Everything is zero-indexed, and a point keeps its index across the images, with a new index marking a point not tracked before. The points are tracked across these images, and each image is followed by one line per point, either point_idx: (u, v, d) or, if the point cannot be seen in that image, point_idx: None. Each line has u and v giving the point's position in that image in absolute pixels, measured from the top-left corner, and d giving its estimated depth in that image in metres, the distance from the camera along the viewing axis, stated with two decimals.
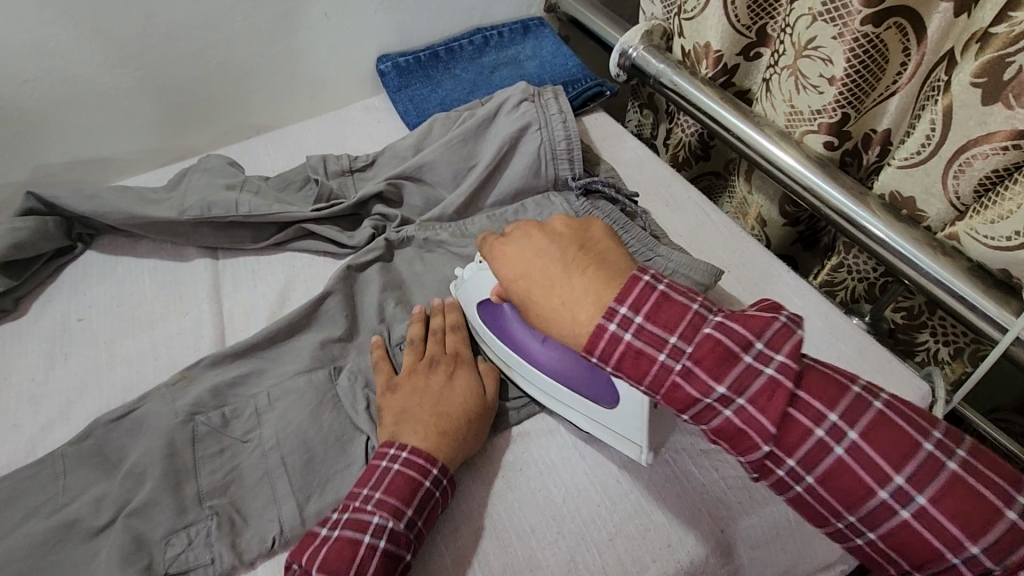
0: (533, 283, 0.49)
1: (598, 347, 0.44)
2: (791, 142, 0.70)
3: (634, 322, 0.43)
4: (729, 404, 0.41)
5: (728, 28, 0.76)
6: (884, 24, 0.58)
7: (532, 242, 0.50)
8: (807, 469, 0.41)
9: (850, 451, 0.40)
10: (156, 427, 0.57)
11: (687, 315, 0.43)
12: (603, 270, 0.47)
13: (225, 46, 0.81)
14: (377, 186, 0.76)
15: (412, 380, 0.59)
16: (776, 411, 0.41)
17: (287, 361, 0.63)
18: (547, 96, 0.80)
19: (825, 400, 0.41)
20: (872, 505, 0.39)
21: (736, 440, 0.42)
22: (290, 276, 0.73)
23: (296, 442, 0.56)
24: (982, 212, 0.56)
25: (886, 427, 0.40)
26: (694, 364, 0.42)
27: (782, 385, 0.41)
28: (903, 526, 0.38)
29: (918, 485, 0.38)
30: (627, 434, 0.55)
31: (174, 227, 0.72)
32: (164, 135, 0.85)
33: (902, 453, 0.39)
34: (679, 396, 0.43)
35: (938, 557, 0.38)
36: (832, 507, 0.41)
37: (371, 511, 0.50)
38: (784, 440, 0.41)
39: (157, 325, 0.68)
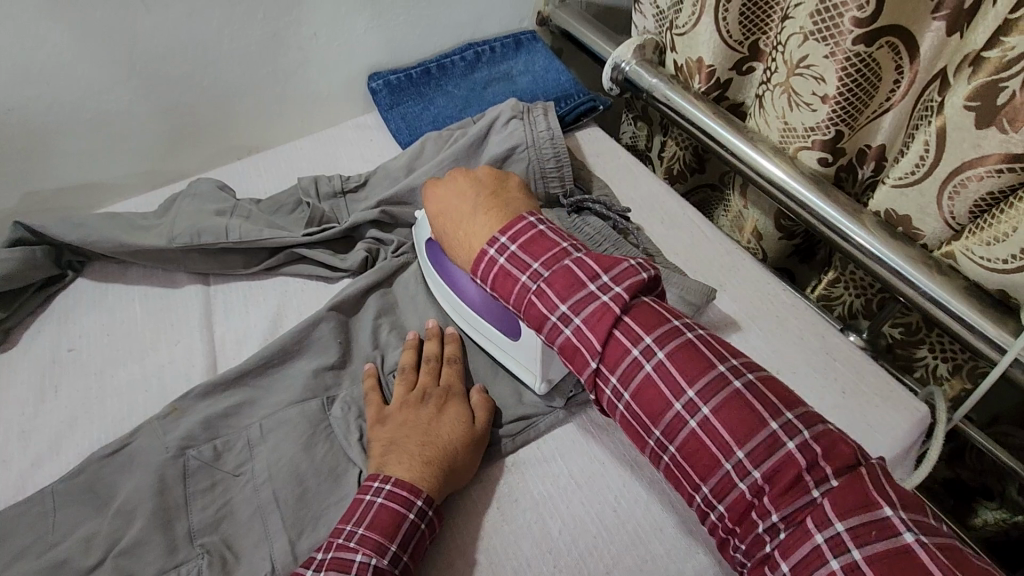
0: (449, 216, 0.63)
1: (479, 268, 0.56)
2: (785, 158, 0.70)
3: (509, 249, 0.55)
4: (569, 322, 0.52)
5: (720, 43, 0.76)
6: (876, 43, 0.58)
7: (457, 188, 0.64)
8: (623, 383, 0.50)
9: (656, 368, 0.49)
10: (147, 462, 0.56)
11: (554, 251, 0.55)
12: (501, 213, 0.60)
13: (214, 68, 0.81)
14: (371, 212, 0.75)
15: (402, 413, 0.58)
16: (602, 330, 0.50)
17: (280, 390, 0.63)
18: (537, 113, 0.80)
19: (646, 327, 0.50)
20: (668, 417, 0.47)
21: (573, 356, 0.52)
22: (283, 302, 0.72)
23: (289, 476, 0.56)
24: (976, 233, 0.56)
25: (690, 352, 0.49)
26: (547, 286, 0.53)
27: (611, 309, 0.51)
28: (690, 434, 0.47)
29: (705, 397, 0.47)
30: (530, 365, 0.61)
31: (164, 254, 0.72)
32: (154, 158, 0.85)
33: (696, 371, 0.48)
34: (534, 312, 0.53)
35: (716, 464, 0.45)
36: (643, 421, 0.49)
37: (354, 549, 0.49)
38: (609, 357, 0.50)
39: (148, 354, 0.68)
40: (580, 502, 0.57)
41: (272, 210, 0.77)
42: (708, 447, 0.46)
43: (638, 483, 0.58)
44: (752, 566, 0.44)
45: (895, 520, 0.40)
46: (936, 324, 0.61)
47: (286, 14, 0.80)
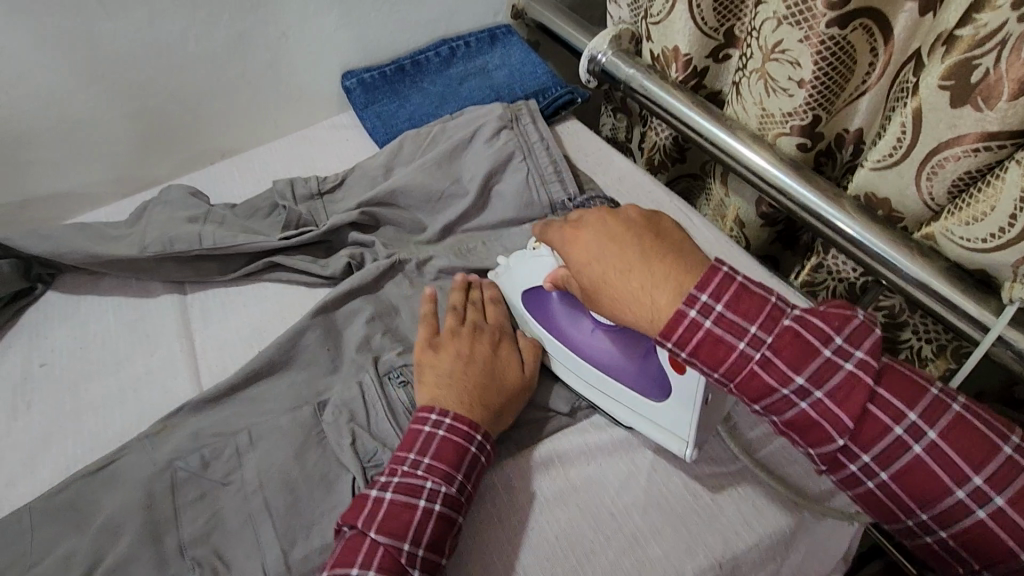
0: (610, 268, 0.52)
1: (678, 334, 0.48)
2: (763, 144, 0.69)
3: (716, 310, 0.47)
4: (808, 397, 0.46)
5: (695, 31, 0.75)
6: (850, 26, 0.58)
7: (608, 231, 0.54)
8: (882, 465, 0.46)
9: (929, 450, 0.45)
10: (133, 477, 0.55)
11: (766, 307, 0.48)
12: (676, 261, 0.51)
13: (181, 71, 0.79)
14: (349, 215, 0.74)
15: (455, 345, 0.61)
16: (854, 407, 0.46)
17: (264, 399, 0.62)
18: (525, 119, 0.81)
19: (904, 400, 0.46)
20: (948, 502, 0.45)
21: (810, 431, 0.47)
22: (263, 308, 0.70)
23: (279, 484, 0.55)
24: (956, 213, 0.55)
25: (962, 429, 0.45)
26: (774, 355, 0.47)
27: (862, 380, 0.45)
28: (975, 522, 0.44)
29: (996, 486, 0.44)
30: (672, 428, 0.57)
31: (136, 263, 0.70)
32: (125, 165, 0.83)
33: (980, 455, 0.44)
34: (758, 384, 0.48)
35: (1006, 551, 0.43)
36: (903, 502, 0.46)
37: (422, 477, 0.52)
38: (862, 436, 0.46)
39: (123, 366, 0.66)
40: (578, 506, 0.57)
41: (246, 215, 0.75)
42: (1000, 537, 0.43)
43: (634, 483, 0.58)
44: None
45: None
46: (917, 305, 0.61)
47: (253, 14, 0.78)
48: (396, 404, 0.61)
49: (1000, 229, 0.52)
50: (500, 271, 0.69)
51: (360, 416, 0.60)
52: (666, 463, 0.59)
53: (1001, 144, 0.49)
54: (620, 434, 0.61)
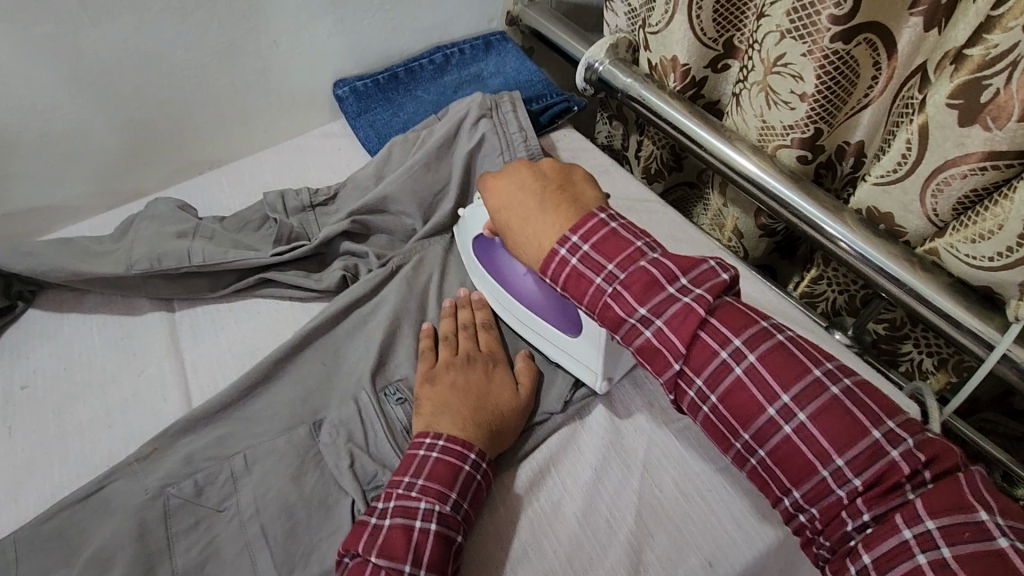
0: (513, 211, 0.58)
1: (551, 269, 0.53)
2: (763, 156, 0.68)
3: (582, 249, 0.52)
4: (649, 325, 0.50)
5: (694, 42, 0.74)
6: (854, 40, 0.57)
7: (520, 179, 0.59)
8: (711, 387, 0.48)
9: (747, 371, 0.47)
10: (125, 505, 0.53)
11: (628, 250, 0.52)
12: (569, 209, 0.56)
13: (168, 80, 0.76)
14: (340, 225, 0.72)
15: (449, 375, 0.60)
16: (686, 332, 0.48)
17: (258, 419, 0.60)
18: (505, 106, 0.78)
19: (733, 328, 0.49)
20: (761, 422, 0.46)
21: (654, 358, 0.50)
22: (255, 325, 0.69)
23: (277, 510, 0.53)
24: (961, 231, 0.54)
25: (781, 354, 0.47)
26: (624, 288, 0.50)
27: (695, 310, 0.49)
28: (784, 439, 0.46)
29: (801, 403, 0.46)
30: (586, 363, 0.60)
31: (123, 281, 0.68)
32: (111, 177, 0.81)
33: (790, 376, 0.46)
34: (610, 315, 0.51)
35: (812, 469, 0.45)
36: (730, 425, 0.48)
37: (416, 498, 0.51)
38: (694, 359, 0.49)
39: (110, 387, 0.64)
40: (575, 518, 0.56)
41: (236, 228, 0.73)
42: (804, 453, 0.45)
43: (628, 488, 0.57)
44: (835, 561, 0.44)
45: (989, 523, 0.40)
46: (919, 319, 0.60)
47: (242, 20, 0.76)
48: (393, 420, 0.60)
49: (1007, 248, 0.51)
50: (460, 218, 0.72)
51: (358, 435, 0.58)
52: (658, 463, 0.58)
53: (1009, 163, 0.48)
54: (618, 447, 0.60)
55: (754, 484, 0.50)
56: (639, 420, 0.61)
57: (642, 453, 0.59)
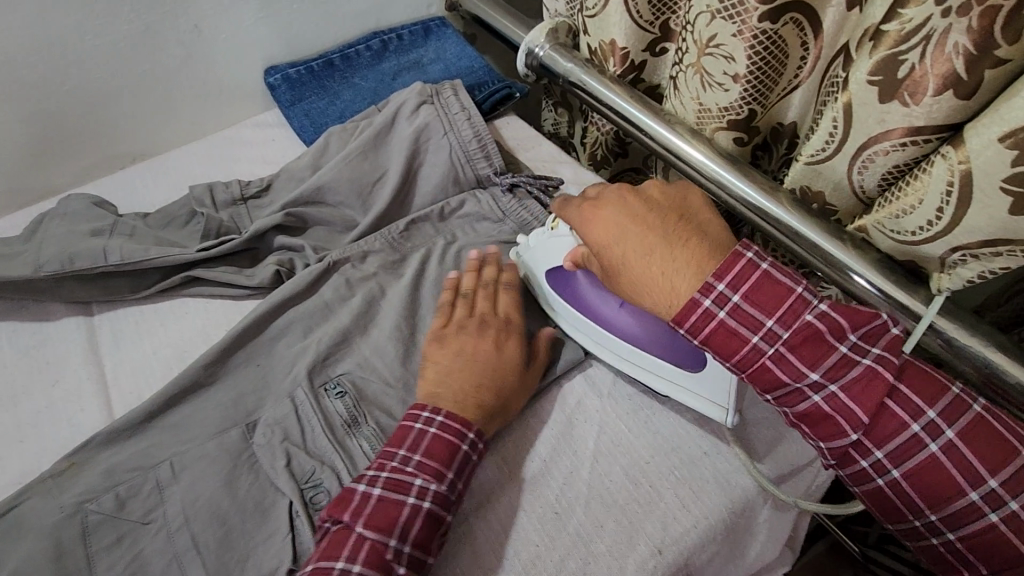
0: (630, 247, 0.54)
1: (690, 321, 0.49)
2: (702, 139, 0.68)
3: (732, 300, 0.48)
4: (821, 391, 0.47)
5: (632, 24, 0.74)
6: (781, 20, 0.57)
7: (628, 210, 0.56)
8: (895, 461, 0.46)
9: (944, 448, 0.45)
10: (39, 525, 0.49)
11: (791, 301, 0.48)
12: (700, 245, 0.53)
13: (78, 68, 0.71)
14: (273, 218, 0.69)
15: (462, 339, 0.59)
16: (871, 402, 0.46)
17: (187, 424, 0.56)
18: (446, 93, 0.76)
19: (925, 397, 0.46)
20: (960, 505, 0.45)
21: (823, 425, 0.48)
22: (183, 327, 0.65)
23: (209, 518, 0.50)
24: (885, 207, 0.55)
25: (982, 430, 0.45)
26: (789, 350, 0.48)
27: (880, 376, 0.46)
28: (988, 526, 0.44)
29: (1011, 489, 0.44)
30: (710, 395, 0.57)
31: (34, 284, 0.63)
32: (20, 172, 0.75)
33: (995, 457, 0.44)
34: (770, 377, 0.49)
35: (1018, 559, 0.43)
36: (913, 503, 0.46)
37: (412, 473, 0.50)
38: (876, 431, 0.47)
39: (22, 399, 0.59)
40: (519, 509, 0.55)
41: (161, 224, 0.70)
42: (1011, 543, 0.44)
43: (576, 476, 0.56)
44: None
45: None
46: (852, 296, 0.61)
47: (158, 4, 0.72)
48: (333, 416, 0.57)
49: (927, 223, 0.52)
50: (519, 250, 0.68)
51: (295, 434, 0.56)
52: (608, 451, 0.58)
53: (927, 138, 0.49)
54: (566, 439, 0.59)
55: (925, 558, 0.49)
56: (588, 408, 0.61)
57: (591, 444, 0.58)
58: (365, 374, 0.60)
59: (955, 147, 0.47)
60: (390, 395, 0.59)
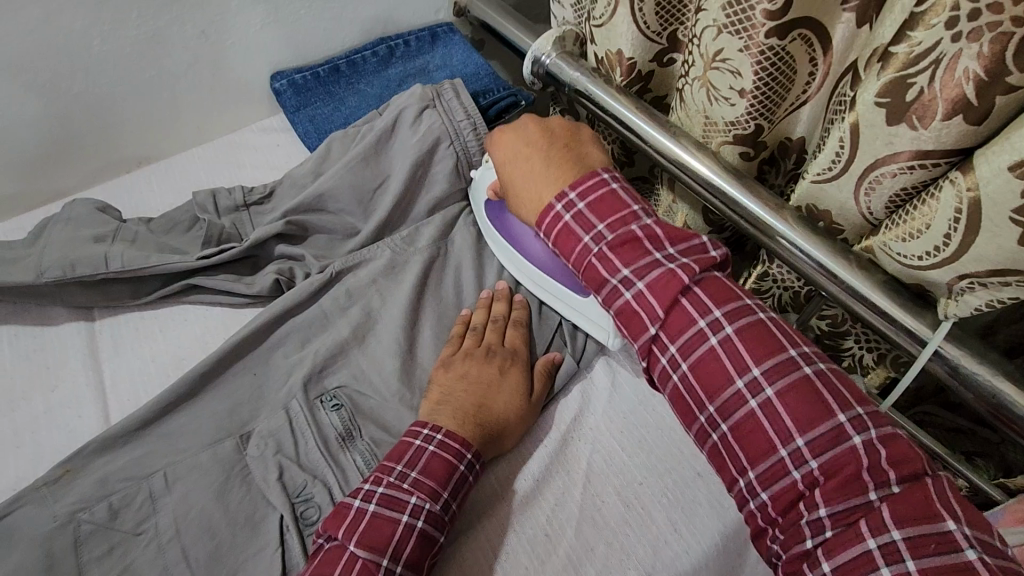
0: (520, 164, 0.60)
1: (545, 223, 0.56)
2: (707, 153, 0.67)
3: (577, 206, 0.55)
4: (630, 287, 0.51)
5: (638, 35, 0.72)
6: (789, 36, 0.56)
7: (526, 133, 0.61)
8: (683, 355, 0.49)
9: (722, 342, 0.48)
10: (31, 534, 0.49)
11: (623, 213, 0.54)
12: (572, 167, 0.58)
13: (84, 73, 0.72)
14: (275, 226, 0.69)
15: (466, 365, 0.59)
16: (667, 297, 0.50)
17: (182, 433, 0.56)
18: (446, 92, 0.75)
19: (715, 300, 0.50)
20: (728, 393, 0.47)
21: (631, 321, 0.52)
22: (182, 334, 0.65)
23: (200, 530, 0.51)
24: (893, 229, 0.54)
25: (758, 331, 0.48)
26: (610, 249, 0.53)
27: (677, 277, 0.50)
28: (749, 413, 0.47)
29: (771, 379, 0.46)
30: (601, 322, 0.62)
31: (34, 289, 0.63)
32: (27, 175, 0.76)
33: (765, 352, 0.47)
34: (593, 274, 0.54)
35: (772, 449, 0.45)
36: (697, 396, 0.49)
37: (408, 491, 0.50)
38: (670, 325, 0.50)
39: (21, 404, 0.60)
40: (512, 528, 0.54)
41: (163, 231, 0.70)
42: (766, 431, 0.46)
43: (569, 497, 0.56)
44: (787, 559, 0.44)
45: (957, 534, 0.39)
46: (858, 318, 0.60)
47: (163, 11, 0.72)
48: (327, 428, 0.57)
49: (935, 247, 0.50)
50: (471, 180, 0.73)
51: (289, 446, 0.56)
52: (601, 471, 0.57)
53: (935, 162, 0.48)
54: (560, 458, 0.58)
55: (712, 465, 0.50)
56: (584, 427, 0.60)
57: (584, 464, 0.58)
58: (360, 386, 0.60)
59: (964, 172, 0.46)
60: (385, 408, 0.59)
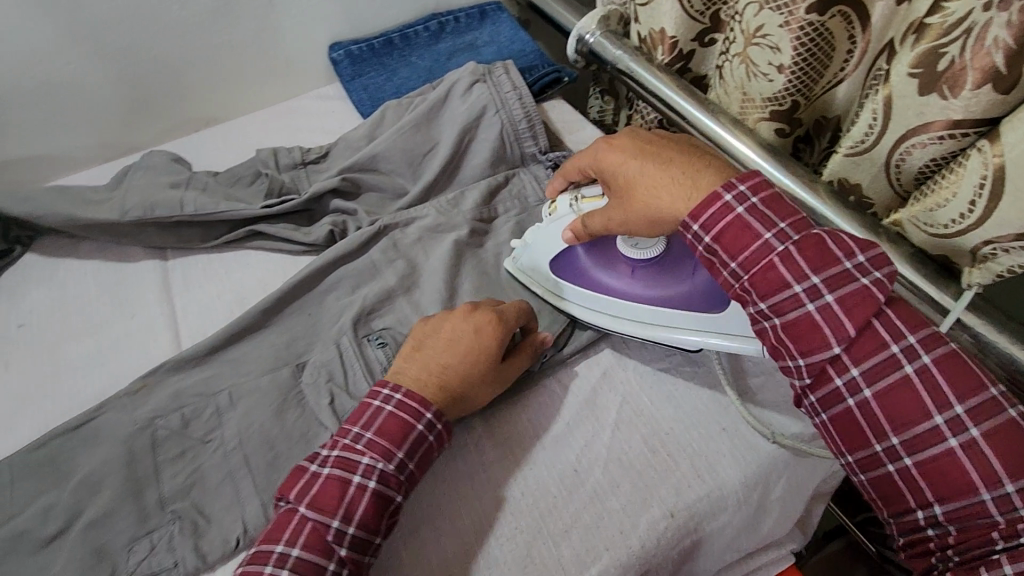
0: (648, 163, 0.55)
1: (707, 214, 0.50)
2: (744, 129, 0.70)
3: (750, 199, 0.49)
4: (816, 300, 0.46)
5: (682, 14, 0.75)
6: (828, 12, 0.58)
7: (641, 138, 0.58)
8: (869, 381, 0.45)
9: (919, 371, 0.44)
10: (114, 435, 0.55)
11: (799, 214, 0.49)
12: (713, 165, 0.54)
13: (164, 36, 0.78)
14: (331, 181, 0.74)
15: (448, 320, 0.59)
16: (860, 316, 0.45)
17: (245, 360, 0.62)
18: (499, 73, 0.79)
19: (911, 323, 0.45)
20: (922, 428, 0.44)
21: (808, 337, 0.47)
22: (245, 276, 0.71)
23: (261, 442, 0.56)
24: (921, 200, 0.56)
25: (958, 364, 0.44)
26: (797, 251, 0.47)
27: (874, 295, 0.45)
28: (946, 451, 0.43)
29: (976, 417, 0.42)
30: (745, 332, 0.59)
31: (116, 227, 0.70)
32: (109, 129, 0.82)
33: (968, 387, 0.43)
34: (768, 278, 0.48)
35: (970, 490, 0.42)
36: (879, 424, 0.45)
37: (360, 452, 0.51)
38: (858, 346, 0.45)
39: (102, 328, 0.66)
40: (543, 463, 0.58)
41: (229, 183, 0.75)
42: (965, 472, 0.42)
43: (598, 439, 0.60)
44: None
45: None
46: None
47: None
48: (374, 363, 0.62)
49: (960, 215, 0.52)
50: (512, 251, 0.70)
51: (339, 377, 0.61)
52: (629, 418, 0.61)
53: (964, 132, 0.50)
54: (590, 405, 0.62)
55: (876, 492, 0.47)
56: (615, 378, 0.64)
57: (614, 411, 0.62)
58: (405, 329, 0.65)
59: (990, 141, 0.48)
60: None
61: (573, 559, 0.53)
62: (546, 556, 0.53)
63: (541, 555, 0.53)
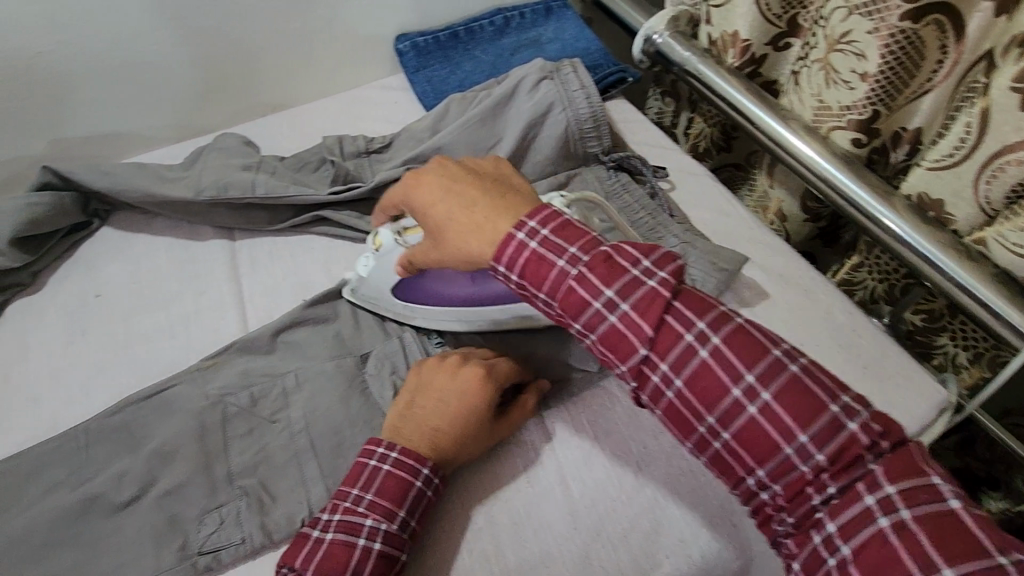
0: (453, 202, 0.49)
1: (506, 255, 0.46)
2: (816, 137, 0.68)
3: (542, 233, 0.45)
4: (615, 309, 0.43)
5: (758, 16, 0.74)
6: (923, 20, 0.56)
7: (448, 173, 0.51)
8: (676, 373, 0.42)
9: (713, 354, 0.41)
10: (185, 407, 0.57)
11: (586, 235, 0.46)
12: (504, 199, 0.48)
13: (241, 22, 0.80)
14: (396, 171, 0.75)
15: (438, 378, 0.56)
16: (654, 316, 0.43)
17: (309, 343, 0.63)
18: (567, 71, 0.78)
19: (696, 311, 0.43)
20: (724, 405, 0.41)
21: (619, 346, 0.44)
22: (311, 260, 0.72)
23: (325, 426, 0.57)
24: (1011, 219, 0.55)
25: (743, 337, 0.42)
26: (589, 270, 0.44)
27: (661, 294, 0.43)
28: (749, 421, 0.40)
29: (766, 383, 0.40)
30: None
31: (189, 206, 0.72)
32: (183, 110, 0.85)
33: (753, 354, 0.41)
34: (573, 300, 0.44)
35: (775, 449, 0.40)
36: (694, 412, 0.42)
37: (362, 514, 0.49)
38: (660, 344, 0.43)
39: (172, 303, 0.68)
40: (602, 464, 0.58)
41: (295, 167, 0.77)
42: (768, 436, 0.40)
43: (656, 441, 0.59)
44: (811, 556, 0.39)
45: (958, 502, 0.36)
46: (960, 309, 0.60)
47: None
48: None
49: None
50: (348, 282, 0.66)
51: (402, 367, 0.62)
52: None
53: None
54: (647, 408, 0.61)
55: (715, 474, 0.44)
56: None
57: None
58: None
59: None
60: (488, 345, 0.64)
61: (630, 564, 0.53)
62: (603, 558, 0.53)
63: (598, 557, 0.53)
